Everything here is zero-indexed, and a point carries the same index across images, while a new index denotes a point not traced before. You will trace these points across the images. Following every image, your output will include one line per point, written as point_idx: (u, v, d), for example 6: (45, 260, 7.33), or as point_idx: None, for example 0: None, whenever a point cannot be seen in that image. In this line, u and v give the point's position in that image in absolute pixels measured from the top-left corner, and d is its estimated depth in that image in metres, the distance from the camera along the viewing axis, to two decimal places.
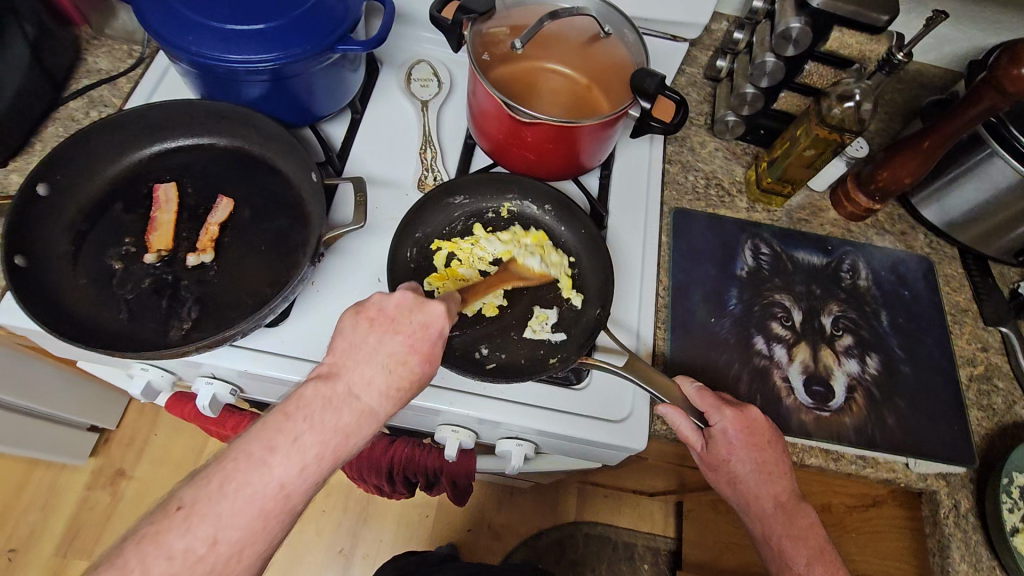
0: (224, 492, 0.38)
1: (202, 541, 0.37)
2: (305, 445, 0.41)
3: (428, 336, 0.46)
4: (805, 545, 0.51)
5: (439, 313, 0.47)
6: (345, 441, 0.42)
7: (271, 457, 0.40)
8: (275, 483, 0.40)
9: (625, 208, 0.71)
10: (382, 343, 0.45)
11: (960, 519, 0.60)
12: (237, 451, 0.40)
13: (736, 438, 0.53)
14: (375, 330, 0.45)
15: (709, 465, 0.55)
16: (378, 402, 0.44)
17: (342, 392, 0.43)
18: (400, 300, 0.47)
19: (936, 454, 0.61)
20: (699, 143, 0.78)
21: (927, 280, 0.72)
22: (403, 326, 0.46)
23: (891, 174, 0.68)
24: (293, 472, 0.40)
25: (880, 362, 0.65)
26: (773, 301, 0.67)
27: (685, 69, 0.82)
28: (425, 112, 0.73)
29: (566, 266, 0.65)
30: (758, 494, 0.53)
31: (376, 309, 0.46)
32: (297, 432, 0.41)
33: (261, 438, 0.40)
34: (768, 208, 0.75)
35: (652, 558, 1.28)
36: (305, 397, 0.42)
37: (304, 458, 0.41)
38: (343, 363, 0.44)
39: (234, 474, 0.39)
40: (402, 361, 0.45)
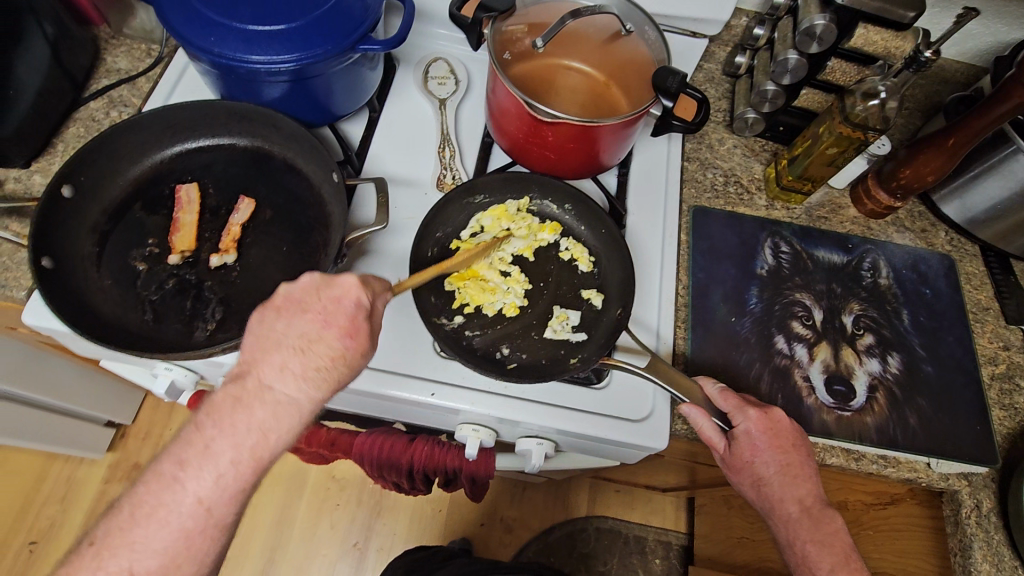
0: (133, 520, 0.41)
1: (117, 573, 0.39)
2: (216, 454, 0.41)
3: (341, 310, 0.46)
4: (831, 551, 0.51)
5: (351, 283, 0.46)
6: (263, 440, 0.42)
7: (180, 474, 0.41)
8: (191, 499, 0.41)
9: (643, 206, 0.71)
10: (291, 327, 0.45)
11: (982, 519, 0.60)
12: (147, 473, 0.42)
13: (760, 439, 0.53)
14: (283, 316, 0.45)
15: (732, 466, 0.55)
16: (295, 389, 0.43)
17: (251, 388, 0.43)
18: (305, 282, 0.46)
19: (958, 453, 0.61)
20: (718, 140, 0.77)
21: (948, 278, 0.72)
22: (312, 305, 0.45)
23: (914, 173, 0.67)
24: (207, 485, 0.41)
25: (901, 361, 0.65)
26: (794, 300, 0.67)
27: (703, 65, 0.81)
28: (443, 110, 0.72)
29: (587, 264, 0.65)
30: (782, 496, 0.53)
31: (284, 296, 0.46)
32: (206, 441, 0.42)
33: (184, 448, 0.42)
34: (787, 206, 0.74)
35: (662, 552, 1.28)
36: (214, 403, 0.42)
37: (225, 460, 0.41)
38: (251, 359, 0.44)
39: (144, 498, 0.41)
40: (312, 341, 0.44)
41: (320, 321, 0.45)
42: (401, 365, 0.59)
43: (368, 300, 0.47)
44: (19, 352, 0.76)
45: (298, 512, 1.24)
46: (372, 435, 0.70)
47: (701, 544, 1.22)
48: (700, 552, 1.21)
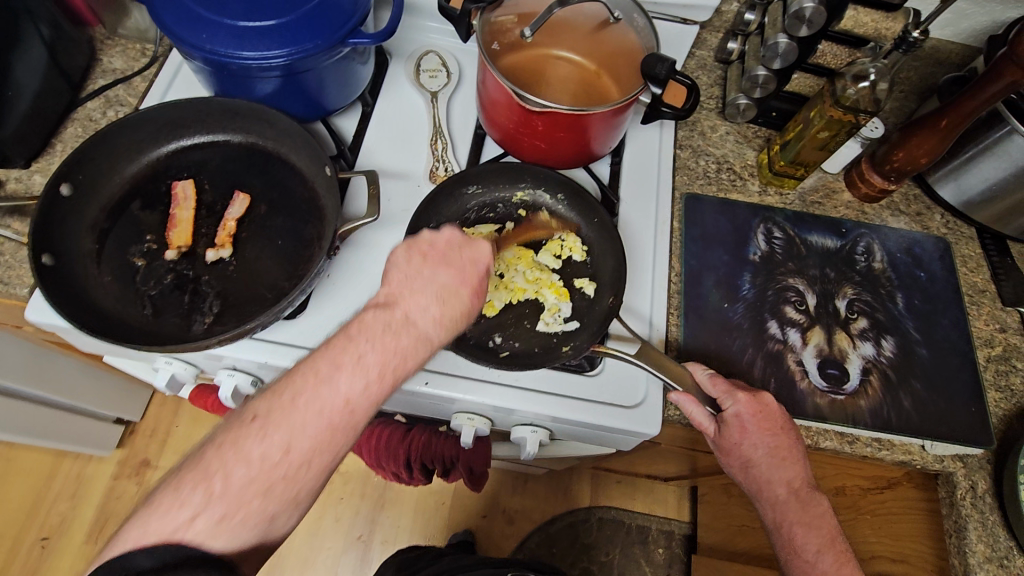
0: (297, 404, 0.41)
1: (277, 449, 0.40)
2: (368, 365, 0.43)
3: (477, 271, 0.50)
4: (817, 533, 0.51)
5: (486, 251, 0.51)
6: (403, 363, 0.44)
7: (336, 373, 0.42)
8: (342, 396, 0.42)
9: (636, 194, 0.71)
10: (435, 274, 0.48)
11: (977, 500, 0.60)
12: (308, 368, 0.42)
13: (750, 423, 0.53)
14: (429, 264, 0.48)
15: (722, 449, 0.55)
16: (433, 329, 0.47)
17: (399, 318, 0.45)
18: (449, 238, 0.50)
19: (953, 435, 0.61)
20: (710, 127, 0.77)
21: (943, 261, 0.71)
22: (453, 262, 0.49)
23: (907, 155, 0.67)
24: (360, 388, 0.42)
25: (896, 344, 0.65)
26: (787, 285, 0.67)
27: (694, 53, 0.81)
28: (435, 103, 0.73)
29: (580, 254, 0.65)
30: (771, 479, 0.53)
31: (428, 245, 0.50)
32: (359, 351, 0.43)
33: (328, 357, 0.43)
34: (781, 191, 0.74)
35: (665, 542, 1.29)
36: (365, 320, 0.45)
37: (368, 375, 0.43)
38: (397, 292, 0.47)
39: (303, 389, 0.42)
40: (451, 291, 0.48)
41: (459, 276, 0.49)
42: None
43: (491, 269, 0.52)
44: (22, 350, 0.77)
45: None
46: (372, 424, 0.73)
47: (703, 533, 1.22)
48: (702, 540, 1.22)
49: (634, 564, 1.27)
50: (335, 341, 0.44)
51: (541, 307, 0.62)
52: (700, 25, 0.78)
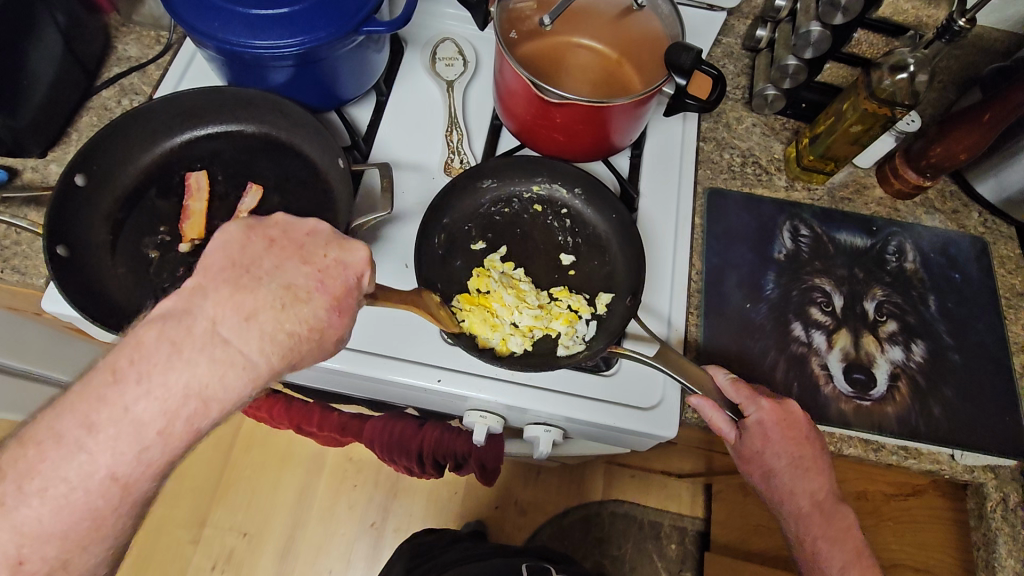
0: (26, 493, 0.33)
1: (2, 564, 0.33)
2: (140, 419, 0.34)
3: (340, 278, 0.40)
4: (841, 547, 0.50)
5: (360, 257, 0.42)
6: (202, 410, 0.35)
7: (87, 439, 0.33)
8: (104, 472, 0.34)
9: (656, 188, 0.69)
10: (279, 273, 0.39)
11: (1008, 513, 0.57)
12: (44, 432, 0.33)
13: (774, 431, 0.51)
14: (274, 256, 0.39)
15: (741, 458, 0.54)
16: (257, 351, 0.36)
17: (199, 335, 0.35)
18: (313, 228, 0.42)
19: (984, 445, 0.59)
20: (736, 119, 0.74)
21: (979, 262, 0.68)
22: (312, 259, 0.40)
23: (945, 150, 0.64)
24: (126, 459, 0.34)
25: (926, 349, 0.62)
26: (813, 285, 0.64)
27: (721, 40, 0.78)
28: (451, 93, 0.71)
29: (597, 252, 0.64)
30: (794, 491, 0.52)
31: (280, 233, 0.41)
32: (125, 401, 0.34)
33: (75, 412, 0.34)
34: (808, 186, 0.71)
35: (678, 537, 1.28)
36: (145, 344, 0.34)
37: (141, 436, 0.34)
38: (209, 294, 0.36)
39: (38, 464, 0.33)
40: (296, 300, 0.38)
41: (315, 280, 0.39)
42: (408, 352, 0.59)
43: (368, 282, 0.42)
44: (43, 335, 0.78)
45: (318, 492, 1.27)
46: (384, 419, 0.73)
47: (718, 530, 1.21)
48: (717, 538, 1.21)
49: (647, 559, 1.27)
50: (93, 383, 0.34)
51: (569, 309, 0.61)
52: (728, 11, 0.75)
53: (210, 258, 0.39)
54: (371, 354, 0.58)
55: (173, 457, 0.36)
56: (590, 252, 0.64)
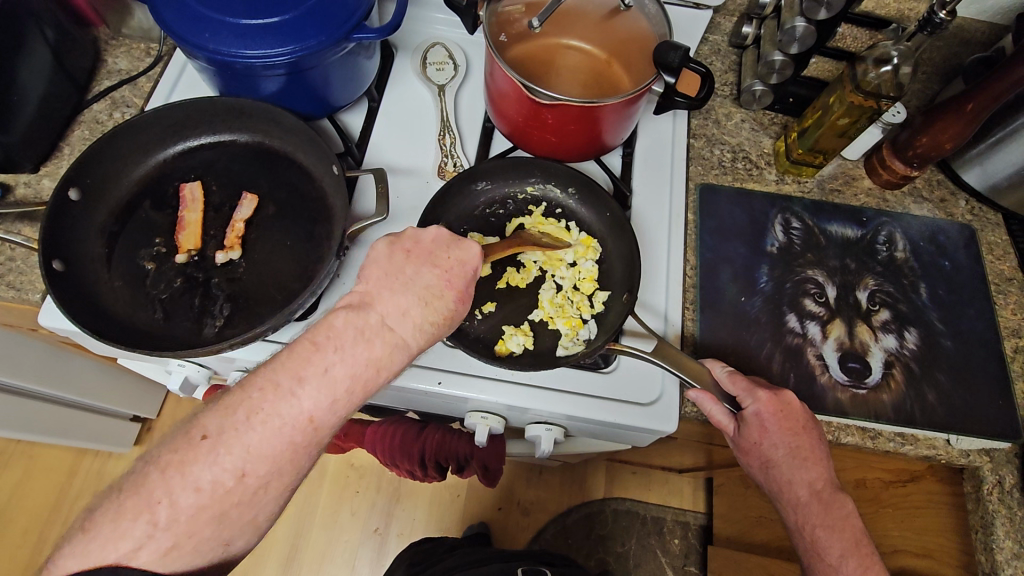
0: (251, 424, 0.40)
1: (230, 474, 0.39)
2: (335, 378, 0.41)
3: (464, 272, 0.48)
4: (840, 537, 0.50)
5: (476, 252, 0.49)
6: (376, 375, 0.43)
7: (298, 388, 0.41)
8: (305, 414, 0.40)
9: (648, 186, 0.70)
10: (418, 273, 0.47)
11: (1004, 494, 0.58)
12: (262, 381, 0.41)
13: (771, 421, 0.52)
14: (413, 261, 0.47)
15: (740, 449, 0.55)
16: (412, 335, 0.45)
17: (374, 323, 0.43)
18: (436, 234, 0.49)
19: (978, 429, 0.59)
20: (725, 115, 0.75)
21: (968, 249, 0.69)
22: (440, 260, 0.48)
23: (930, 141, 0.65)
24: (325, 405, 0.41)
25: (919, 336, 0.63)
26: (807, 277, 0.65)
27: (708, 38, 0.79)
28: (442, 96, 0.72)
29: (593, 250, 0.64)
30: (791, 480, 0.52)
31: (414, 243, 0.49)
32: (325, 364, 0.41)
33: (288, 369, 0.41)
34: (798, 179, 0.72)
35: (681, 532, 1.29)
36: (335, 327, 0.43)
37: (334, 391, 0.41)
38: (375, 294, 0.45)
39: (261, 404, 0.40)
40: (437, 295, 0.46)
41: (446, 275, 0.48)
42: None
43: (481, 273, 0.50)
44: (40, 351, 0.78)
45: (320, 499, 1.27)
46: (386, 425, 0.73)
47: (720, 524, 1.22)
48: (719, 531, 1.22)
49: (650, 555, 1.27)
50: (298, 350, 0.42)
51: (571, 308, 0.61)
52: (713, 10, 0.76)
53: (366, 268, 0.47)
54: None
55: (346, 415, 0.43)
56: (586, 248, 0.64)
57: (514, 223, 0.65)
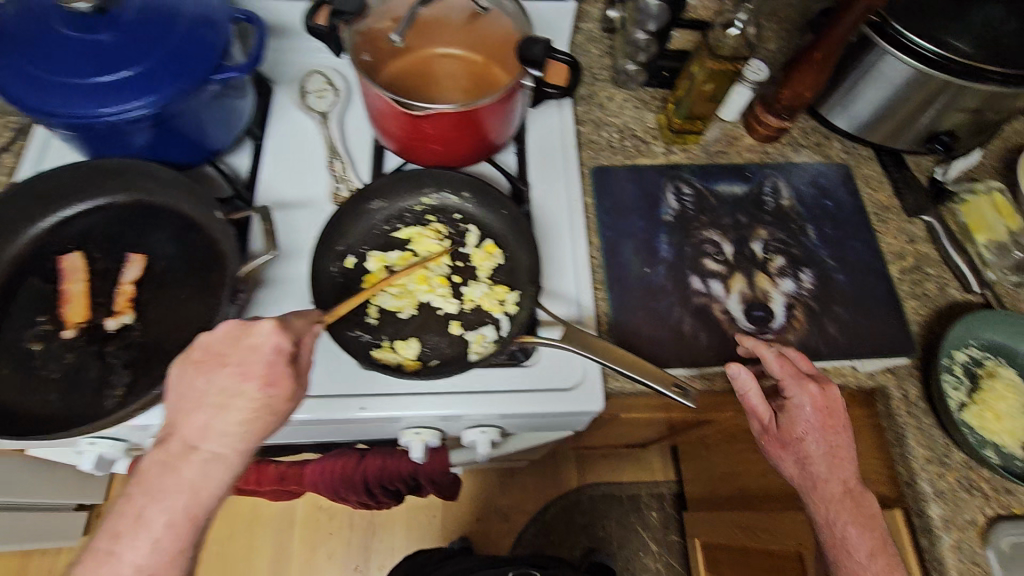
0: None
1: None
2: (150, 524, 0.41)
3: (266, 356, 0.45)
4: (868, 532, 0.52)
5: (268, 329, 0.45)
6: (196, 500, 0.42)
7: (115, 548, 0.40)
8: (130, 568, 0.40)
9: (544, 177, 0.72)
10: (212, 380, 0.44)
11: (910, 406, 0.62)
12: None
13: (817, 415, 0.55)
14: (202, 370, 0.45)
15: (774, 441, 0.56)
16: (225, 446, 0.43)
17: (176, 450, 0.42)
18: (225, 330, 0.46)
19: (878, 351, 0.63)
20: (607, 98, 0.78)
21: (846, 186, 0.74)
22: (233, 355, 0.45)
23: (792, 92, 0.70)
24: (146, 555, 0.40)
25: (813, 275, 0.67)
26: (704, 239, 0.68)
27: (580, 27, 0.82)
28: (326, 123, 0.71)
29: (495, 258, 0.63)
30: (827, 476, 0.54)
31: (202, 348, 0.46)
32: (139, 509, 0.41)
33: (104, 533, 0.41)
34: (684, 147, 0.76)
35: (658, 505, 1.33)
36: (141, 473, 0.42)
37: (152, 536, 0.41)
38: (177, 417, 0.44)
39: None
40: (233, 395, 0.43)
41: (239, 370, 0.44)
42: (328, 388, 0.57)
43: (290, 343, 0.46)
44: None
45: (293, 549, 1.23)
46: (322, 458, 0.69)
47: (689, 488, 1.27)
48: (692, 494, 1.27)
49: (632, 533, 1.31)
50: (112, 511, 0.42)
51: (481, 310, 0.60)
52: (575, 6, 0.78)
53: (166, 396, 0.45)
54: None
55: (186, 547, 0.42)
56: (490, 257, 0.63)
57: (413, 237, 0.63)
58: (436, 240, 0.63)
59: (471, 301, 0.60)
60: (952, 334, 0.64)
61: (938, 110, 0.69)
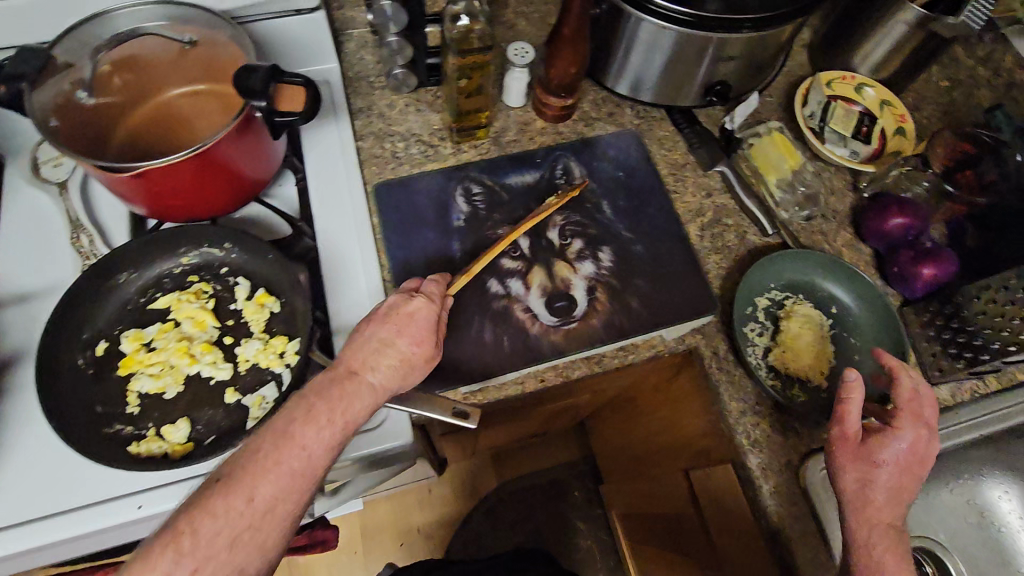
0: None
1: None
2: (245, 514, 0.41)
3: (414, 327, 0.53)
4: (908, 570, 0.49)
5: (420, 302, 0.54)
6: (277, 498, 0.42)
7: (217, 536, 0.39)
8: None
9: (326, 203, 0.66)
10: (371, 352, 0.50)
11: (721, 361, 0.64)
12: None
13: (909, 448, 0.53)
14: (379, 334, 0.52)
15: (849, 452, 0.53)
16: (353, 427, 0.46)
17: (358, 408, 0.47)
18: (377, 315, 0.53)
19: (682, 316, 0.64)
20: (387, 106, 0.74)
21: (639, 153, 0.74)
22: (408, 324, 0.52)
23: (558, 70, 0.68)
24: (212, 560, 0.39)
25: (612, 252, 0.66)
26: (499, 237, 0.66)
27: (350, 35, 0.78)
28: (65, 194, 0.64)
29: (269, 307, 0.58)
30: (885, 506, 0.51)
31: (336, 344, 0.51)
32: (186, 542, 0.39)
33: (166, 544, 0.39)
34: (474, 143, 0.73)
35: (580, 483, 1.34)
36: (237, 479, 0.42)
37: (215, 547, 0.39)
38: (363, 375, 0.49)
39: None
40: (366, 367, 0.49)
41: (392, 334, 0.51)
42: (92, 496, 0.51)
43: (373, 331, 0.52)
44: None
45: None
46: None
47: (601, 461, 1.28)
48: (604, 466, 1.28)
49: (559, 519, 1.31)
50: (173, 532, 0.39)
51: (259, 368, 0.55)
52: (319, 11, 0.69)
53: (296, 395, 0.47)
54: (43, 520, 0.50)
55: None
56: (264, 307, 0.57)
57: (174, 304, 0.57)
58: (200, 302, 0.58)
59: (248, 360, 0.55)
60: (749, 281, 0.66)
61: (705, 63, 0.69)
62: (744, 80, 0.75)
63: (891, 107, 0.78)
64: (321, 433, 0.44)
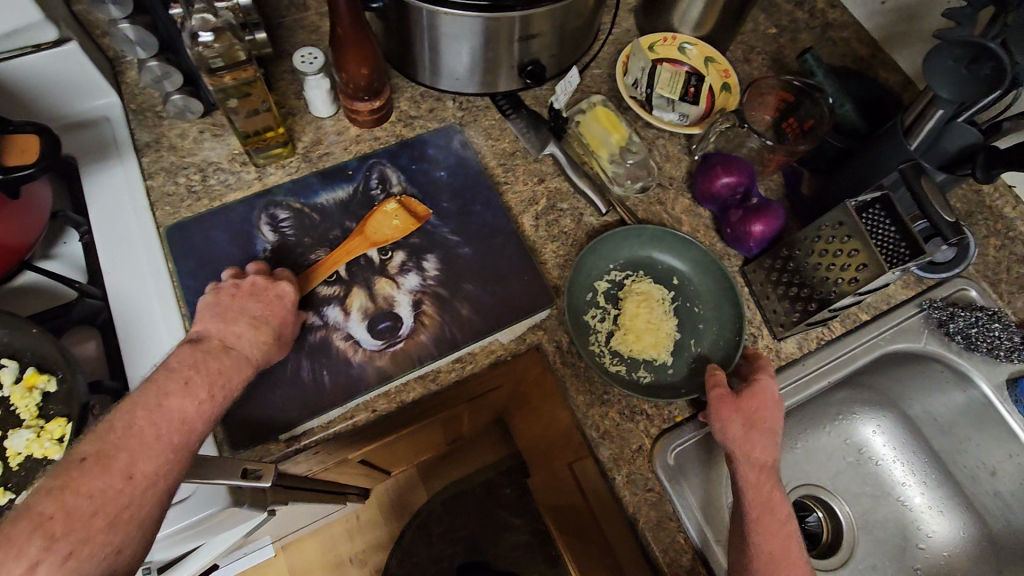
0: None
1: None
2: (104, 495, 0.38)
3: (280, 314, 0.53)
4: (788, 502, 0.51)
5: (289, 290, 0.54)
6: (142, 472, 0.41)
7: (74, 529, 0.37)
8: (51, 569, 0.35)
9: (111, 253, 0.59)
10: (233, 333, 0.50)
11: (566, 355, 0.61)
12: None
13: (773, 396, 0.55)
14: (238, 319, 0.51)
15: (729, 403, 0.54)
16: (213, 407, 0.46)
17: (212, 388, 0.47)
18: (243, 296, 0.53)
19: (516, 316, 0.60)
20: (179, 136, 0.67)
21: (463, 147, 0.70)
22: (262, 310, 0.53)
23: (349, 74, 0.63)
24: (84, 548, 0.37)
25: (437, 260, 0.62)
26: (311, 263, 0.61)
27: (127, 63, 0.70)
28: None
29: (38, 393, 0.50)
30: (766, 448, 0.53)
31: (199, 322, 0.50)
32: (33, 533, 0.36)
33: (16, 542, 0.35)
34: (281, 163, 0.67)
35: (511, 481, 1.26)
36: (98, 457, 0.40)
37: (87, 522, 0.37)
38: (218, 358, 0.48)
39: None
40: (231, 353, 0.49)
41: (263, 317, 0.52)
42: None
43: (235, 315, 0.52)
44: None
45: None
46: None
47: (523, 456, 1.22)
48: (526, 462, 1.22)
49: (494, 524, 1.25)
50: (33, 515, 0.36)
51: (33, 461, 0.49)
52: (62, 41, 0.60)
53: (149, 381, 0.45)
54: None
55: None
56: (32, 394, 0.50)
57: None
58: None
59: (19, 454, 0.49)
60: (583, 266, 0.64)
61: (507, 45, 0.65)
62: (562, 55, 0.71)
63: (714, 63, 0.76)
64: (193, 406, 0.44)
